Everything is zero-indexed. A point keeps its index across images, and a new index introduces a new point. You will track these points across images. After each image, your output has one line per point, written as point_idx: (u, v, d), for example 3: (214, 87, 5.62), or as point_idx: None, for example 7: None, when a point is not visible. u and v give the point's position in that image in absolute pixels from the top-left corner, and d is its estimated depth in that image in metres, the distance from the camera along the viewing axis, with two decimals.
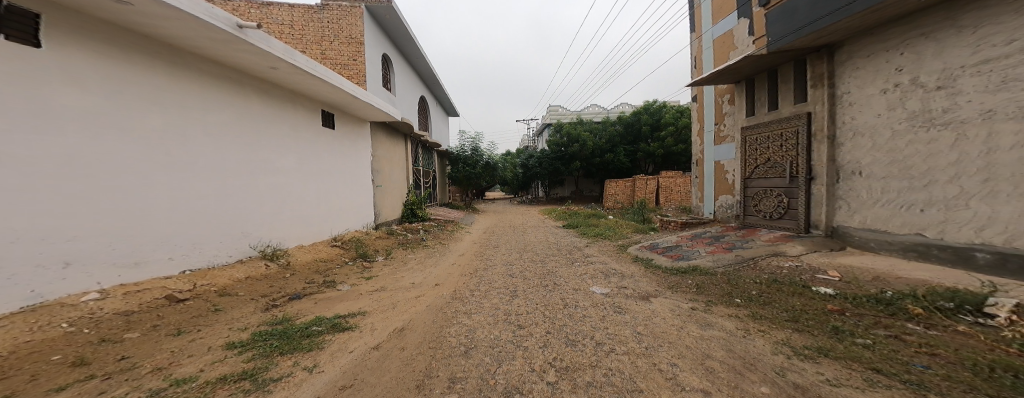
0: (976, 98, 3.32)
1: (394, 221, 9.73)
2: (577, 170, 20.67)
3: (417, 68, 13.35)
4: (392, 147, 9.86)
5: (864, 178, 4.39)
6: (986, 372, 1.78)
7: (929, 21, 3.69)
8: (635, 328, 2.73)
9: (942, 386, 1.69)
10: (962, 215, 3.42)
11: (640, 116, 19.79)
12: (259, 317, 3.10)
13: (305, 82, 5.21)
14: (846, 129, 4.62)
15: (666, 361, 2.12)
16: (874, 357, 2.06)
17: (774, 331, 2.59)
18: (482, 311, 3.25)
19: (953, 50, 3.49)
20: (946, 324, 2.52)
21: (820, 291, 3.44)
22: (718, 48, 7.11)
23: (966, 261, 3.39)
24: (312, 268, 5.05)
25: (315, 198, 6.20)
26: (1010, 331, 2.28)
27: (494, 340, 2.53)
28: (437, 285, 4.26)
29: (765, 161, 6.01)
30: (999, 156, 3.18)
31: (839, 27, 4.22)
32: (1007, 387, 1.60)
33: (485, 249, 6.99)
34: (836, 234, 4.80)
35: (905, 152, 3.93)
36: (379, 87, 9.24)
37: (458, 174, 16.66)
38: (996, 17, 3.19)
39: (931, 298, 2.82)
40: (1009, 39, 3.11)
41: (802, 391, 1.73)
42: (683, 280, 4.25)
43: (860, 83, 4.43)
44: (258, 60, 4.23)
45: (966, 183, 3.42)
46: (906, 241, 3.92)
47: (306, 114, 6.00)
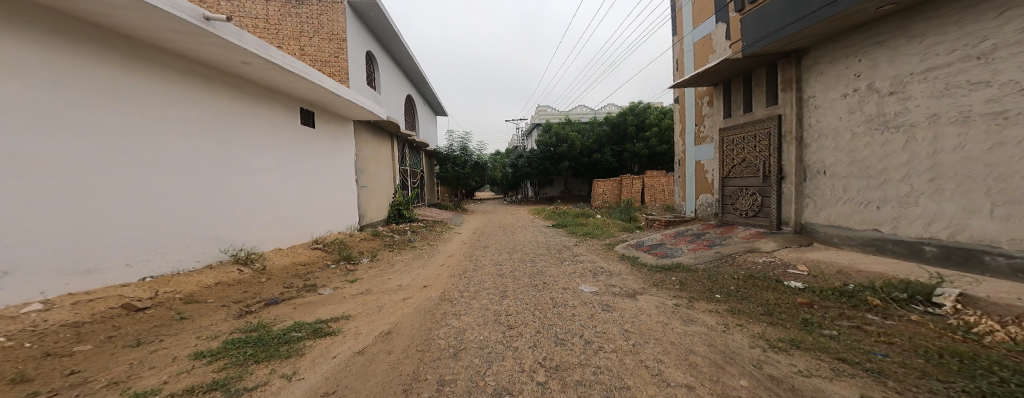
0: (924, 103, 3.56)
1: (381, 223, 9.62)
2: (565, 169, 20.91)
3: (403, 65, 13.12)
4: (377, 147, 9.70)
5: (828, 177, 4.65)
6: (936, 358, 1.93)
7: (883, 30, 3.94)
8: (622, 325, 2.80)
9: (899, 373, 1.82)
10: (912, 211, 3.68)
11: (626, 117, 20.07)
12: (231, 324, 3.01)
13: (282, 78, 5.06)
14: (813, 130, 4.87)
15: (653, 358, 2.19)
16: (839, 347, 2.19)
17: (751, 325, 2.72)
18: (471, 312, 3.25)
19: (903, 58, 3.74)
20: (900, 314, 2.71)
21: (791, 285, 3.62)
22: (698, 50, 7.36)
23: (915, 254, 3.65)
24: (291, 271, 4.94)
25: (294, 199, 6.06)
26: (956, 320, 2.48)
27: (484, 341, 2.54)
28: (425, 286, 4.24)
29: (741, 161, 6.23)
30: (943, 157, 3.43)
31: (806, 34, 4.44)
32: (954, 372, 1.76)
33: (474, 249, 6.98)
34: (804, 230, 5.06)
35: (863, 153, 4.18)
36: (364, 87, 9.14)
37: (447, 175, 16.53)
38: (940, 28, 3.44)
39: (887, 289, 3.02)
40: (951, 48, 3.36)
41: (777, 383, 1.83)
42: (667, 277, 4.38)
43: (824, 87, 4.69)
44: (230, 54, 4.09)
45: (915, 182, 3.67)
46: (865, 236, 4.18)
47: (284, 112, 5.86)
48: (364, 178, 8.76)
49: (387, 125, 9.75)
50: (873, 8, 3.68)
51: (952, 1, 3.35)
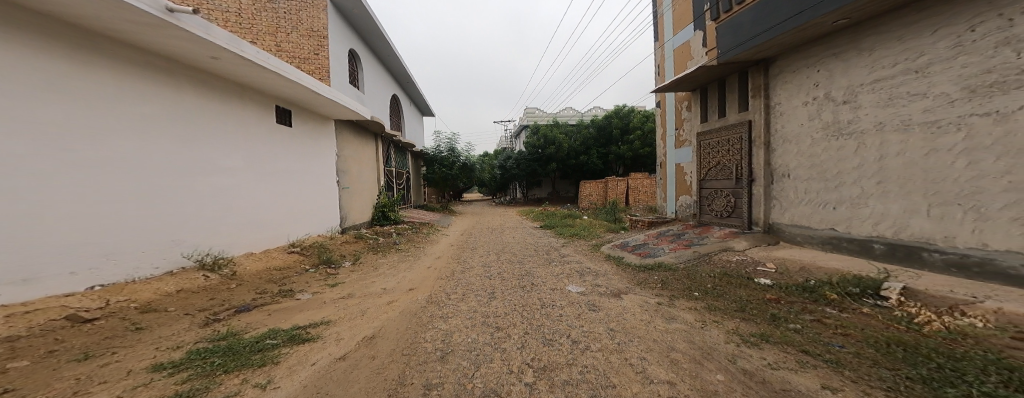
0: (872, 112, 3.84)
1: (364, 225, 9.42)
2: (553, 171, 21.13)
3: (388, 64, 12.89)
4: (360, 148, 9.48)
5: (792, 179, 4.93)
6: (884, 347, 2.10)
7: (837, 43, 4.23)
8: (608, 325, 2.86)
9: (853, 362, 1.96)
10: (862, 211, 3.96)
11: (611, 120, 20.42)
12: (196, 333, 2.87)
13: (255, 74, 4.90)
14: (778, 135, 5.15)
15: (637, 356, 2.26)
16: (803, 339, 2.33)
17: (726, 321, 2.84)
18: (458, 314, 3.24)
19: (854, 69, 4.03)
20: (853, 307, 2.92)
21: (760, 282, 3.80)
22: (677, 56, 7.62)
23: (865, 251, 3.94)
24: (264, 276, 4.76)
25: (268, 201, 5.85)
26: (900, 312, 2.71)
27: (472, 343, 2.54)
28: (411, 289, 4.19)
29: (716, 164, 6.49)
30: (888, 162, 3.70)
31: (773, 44, 4.70)
32: (901, 360, 1.92)
33: (462, 251, 6.94)
34: (772, 229, 5.32)
35: (821, 157, 4.48)
36: (347, 86, 8.96)
37: (434, 176, 16.34)
38: (884, 43, 3.73)
39: (843, 284, 3.24)
40: (894, 62, 3.63)
41: (750, 376, 1.93)
42: (650, 276, 4.50)
43: (787, 95, 4.97)
44: (196, 48, 3.94)
45: (864, 185, 3.96)
46: (823, 234, 4.47)
47: (257, 110, 5.66)
48: (346, 179, 8.55)
49: (371, 125, 9.57)
50: (832, 21, 3.96)
51: (894, 18, 3.63)
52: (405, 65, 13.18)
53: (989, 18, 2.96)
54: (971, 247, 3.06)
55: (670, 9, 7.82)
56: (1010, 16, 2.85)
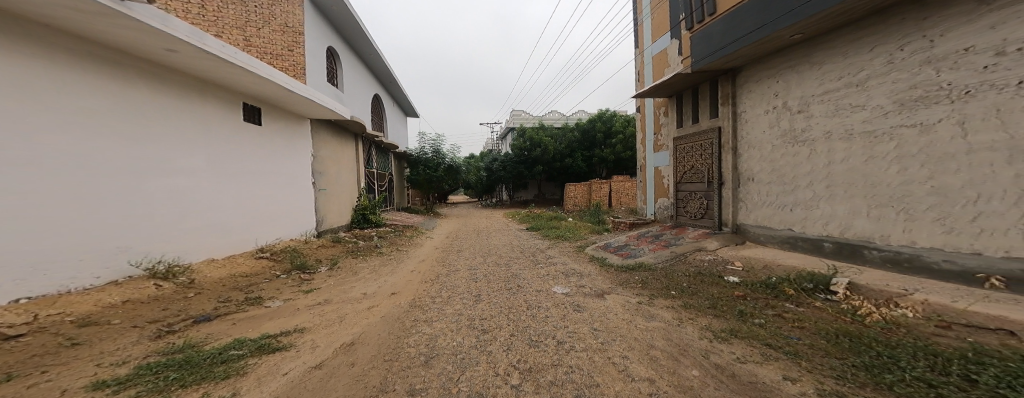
0: (822, 121, 4.24)
1: (343, 228, 9.17)
2: (539, 174, 21.35)
3: (370, 62, 12.65)
4: (339, 148, 9.23)
5: (756, 183, 5.27)
6: (835, 338, 2.39)
7: (794, 56, 4.60)
8: (593, 325, 2.93)
9: (806, 352, 2.22)
10: (815, 212, 4.35)
11: (596, 124, 20.78)
12: (146, 347, 2.65)
13: (220, 68, 4.66)
14: (743, 141, 5.50)
15: (619, 354, 2.33)
16: (766, 333, 2.53)
17: (700, 318, 2.99)
18: (443, 318, 3.23)
19: (808, 81, 4.42)
20: (808, 301, 3.25)
21: (729, 280, 4.02)
22: (655, 63, 7.94)
23: (817, 249, 4.32)
24: (228, 284, 4.51)
25: (231, 203, 5.54)
26: (846, 304, 3.06)
27: (457, 347, 2.54)
28: (394, 293, 4.13)
29: (690, 168, 6.81)
30: (835, 167, 4.11)
31: (739, 55, 5.03)
32: (848, 349, 2.22)
33: (447, 254, 6.89)
34: (739, 230, 5.64)
35: (780, 162, 4.85)
36: (324, 84, 8.72)
37: (418, 178, 15.97)
38: (832, 58, 4.11)
39: (798, 281, 3.56)
40: (839, 76, 4.02)
41: (724, 371, 2.05)
42: (632, 276, 4.65)
43: (751, 103, 5.33)
44: (152, 41, 3.67)
45: (816, 188, 4.34)
46: (782, 235, 4.84)
47: (220, 108, 5.37)
48: (323, 179, 8.27)
49: (351, 125, 9.35)
50: (788, 35, 4.29)
51: (839, 35, 4.01)
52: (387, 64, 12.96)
53: (915, 39, 3.32)
54: (902, 245, 3.44)
55: (649, 18, 8.14)
56: (932, 37, 3.20)
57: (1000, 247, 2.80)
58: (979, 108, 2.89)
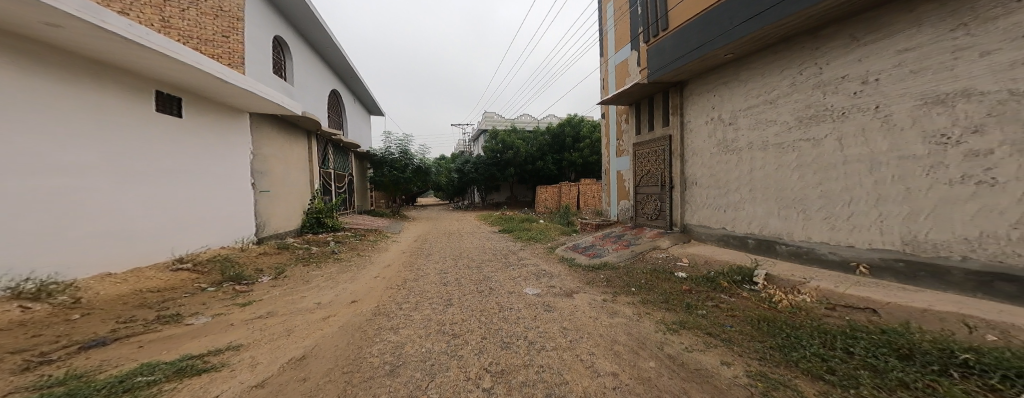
0: (745, 133, 4.90)
1: (292, 233, 8.37)
2: (512, 176, 21.36)
3: (327, 55, 11.82)
4: (288, 147, 8.40)
5: (697, 187, 5.86)
6: (757, 324, 2.81)
7: (725, 74, 5.23)
8: (561, 323, 3.04)
9: (735, 337, 2.61)
10: (741, 213, 4.98)
11: (565, 128, 20.90)
12: (11, 383, 2.09)
13: (126, 50, 3.95)
14: (688, 149, 6.07)
15: (586, 351, 2.45)
16: (706, 322, 2.88)
17: (655, 311, 3.25)
18: (410, 324, 3.13)
19: (735, 97, 5.05)
20: (736, 291, 3.71)
21: (677, 275, 4.40)
22: (617, 72, 8.40)
23: (743, 245, 4.96)
24: (130, 302, 3.73)
25: (140, 208, 4.69)
26: (765, 293, 3.56)
27: (426, 353, 2.49)
28: (355, 301, 3.92)
29: (646, 173, 7.31)
30: (755, 173, 4.77)
31: (683, 70, 5.57)
32: (766, 333, 2.66)
33: (416, 258, 6.68)
34: (685, 230, 6.16)
35: (715, 168, 5.46)
36: (269, 74, 7.95)
37: (383, 179, 15.28)
38: (753, 77, 4.77)
39: (730, 274, 4.02)
40: (758, 94, 4.70)
41: (674, 360, 2.30)
42: (597, 275, 4.88)
43: (693, 114, 5.92)
44: (23, 10, 2.99)
45: (742, 192, 4.98)
46: (717, 233, 5.43)
47: (127, 95, 4.55)
48: (267, 180, 7.44)
49: (304, 123, 8.70)
50: (722, 54, 4.85)
51: (760, 59, 4.66)
52: (347, 58, 12.22)
53: (810, 65, 4.01)
54: (801, 240, 4.16)
55: (612, 29, 8.62)
56: (821, 65, 3.90)
57: (866, 240, 3.52)
58: (852, 126, 3.62)
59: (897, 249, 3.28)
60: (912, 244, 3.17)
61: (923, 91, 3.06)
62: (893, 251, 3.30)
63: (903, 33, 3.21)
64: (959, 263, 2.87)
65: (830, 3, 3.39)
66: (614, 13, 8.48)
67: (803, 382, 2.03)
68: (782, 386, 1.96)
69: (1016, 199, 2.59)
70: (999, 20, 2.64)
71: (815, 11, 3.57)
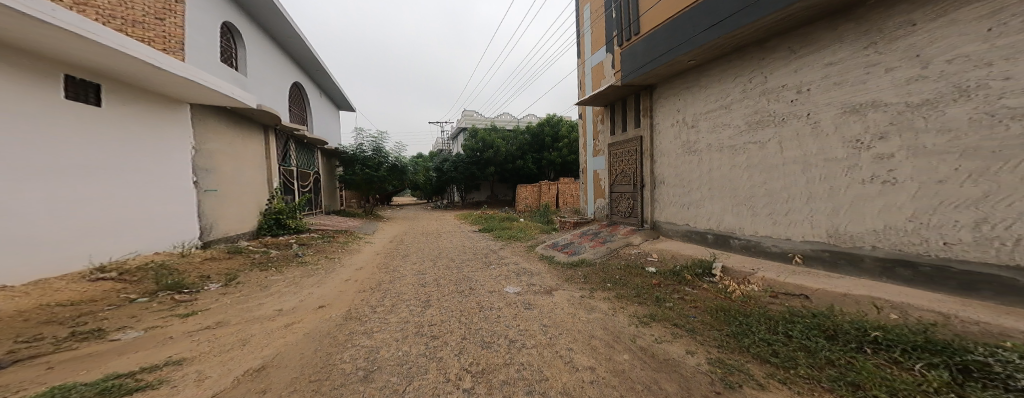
0: (704, 136, 5.26)
1: (248, 235, 7.63)
2: (492, 175, 21.10)
3: (288, 46, 10.96)
4: (242, 143, 7.63)
5: (664, 186, 6.19)
6: (716, 313, 3.04)
7: (688, 79, 5.57)
8: (541, 321, 3.07)
9: (698, 327, 2.81)
10: (701, 210, 5.36)
11: (544, 127, 21.00)
12: None
13: (24, 26, 3.29)
14: (656, 150, 6.39)
15: (565, 348, 2.50)
16: (672, 314, 3.07)
17: (629, 305, 3.39)
18: (385, 328, 3.01)
19: (695, 102, 5.41)
20: (697, 284, 3.97)
21: (648, 270, 4.63)
22: (594, 74, 8.61)
23: (701, 239, 5.34)
24: (35, 318, 3.13)
25: (48, 211, 3.93)
26: (722, 284, 3.85)
27: (402, 357, 2.41)
28: (322, 306, 3.69)
29: (620, 172, 7.57)
30: (712, 173, 5.14)
31: (650, 74, 5.86)
32: (723, 321, 2.89)
33: (390, 259, 6.43)
34: (654, 227, 6.46)
35: (679, 168, 5.80)
36: (218, 62, 7.21)
37: (355, 178, 14.51)
38: (710, 84, 5.14)
39: (693, 267, 4.29)
40: (714, 100, 5.07)
41: (646, 351, 2.43)
42: (574, 272, 4.99)
43: (660, 117, 6.25)
44: None
45: (701, 190, 5.34)
46: (681, 229, 5.79)
47: (12, 72, 3.67)
48: (215, 178, 6.61)
49: (260, 117, 8.05)
50: (686, 60, 5.15)
51: (716, 66, 5.02)
52: (311, 49, 11.38)
53: (756, 75, 4.43)
54: (749, 235, 4.57)
55: (588, 32, 8.83)
56: (766, 74, 4.33)
57: (800, 233, 3.99)
58: (789, 131, 4.07)
59: (823, 240, 3.76)
60: (835, 235, 3.65)
61: (845, 101, 3.52)
62: (821, 243, 3.78)
63: (830, 49, 3.65)
64: (869, 252, 3.36)
65: (776, 16, 3.74)
66: (590, 15, 8.67)
67: (754, 366, 2.24)
68: (740, 371, 2.15)
69: (910, 195, 3.08)
70: (902, 41, 3.10)
71: (764, 24, 3.93)
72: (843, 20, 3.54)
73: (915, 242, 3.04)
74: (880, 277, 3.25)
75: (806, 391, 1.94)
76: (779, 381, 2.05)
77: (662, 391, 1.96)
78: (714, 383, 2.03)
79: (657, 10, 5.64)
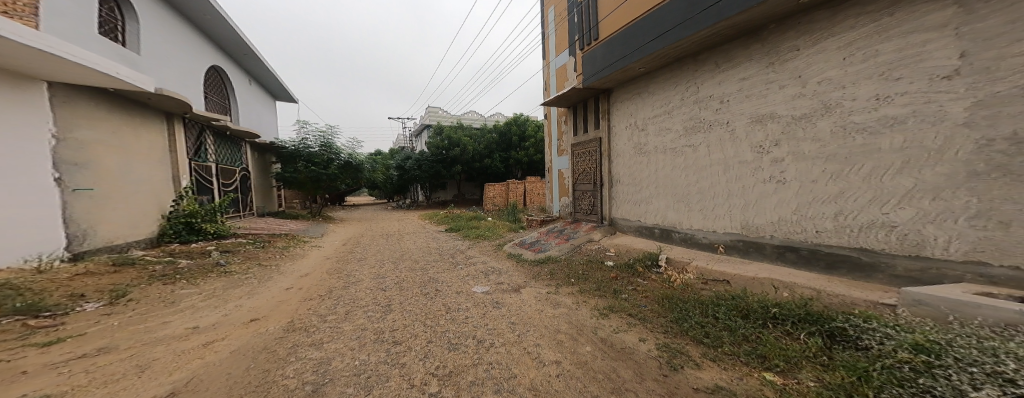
0: (651, 139, 5.74)
1: (145, 244, 6.34)
2: (458, 173, 20.38)
3: (205, 24, 9.28)
4: (132, 133, 6.27)
5: (620, 185, 6.60)
6: (662, 302, 3.32)
7: (638, 86, 6.00)
8: (510, 319, 3.05)
9: (649, 314, 3.06)
10: (648, 207, 5.83)
11: (511, 126, 20.48)
12: None
13: None
14: (613, 151, 6.77)
15: (533, 343, 2.52)
16: (625, 304, 3.30)
17: (591, 299, 3.56)
18: (338, 337, 2.72)
19: (645, 107, 5.86)
20: (646, 275, 4.33)
21: (608, 264, 4.92)
22: (558, 76, 8.76)
23: (650, 234, 5.81)
24: None
25: None
26: (665, 274, 4.26)
27: (360, 366, 2.21)
28: (254, 320, 3.21)
29: (581, 171, 7.88)
30: (657, 173, 5.63)
31: (605, 78, 6.19)
32: (667, 307, 3.17)
33: (343, 264, 5.87)
34: (613, 223, 6.84)
35: (631, 168, 6.24)
36: (93, 32, 5.76)
37: (299, 177, 12.84)
38: (656, 91, 5.60)
39: (642, 260, 4.67)
40: (660, 105, 5.53)
41: (605, 341, 2.56)
42: (542, 269, 5.06)
43: (616, 120, 6.64)
44: None
45: (649, 189, 5.81)
46: (633, 225, 6.23)
47: None
48: (90, 176, 5.30)
49: (159, 103, 6.69)
50: (638, 68, 5.53)
51: (661, 75, 5.48)
52: (235, 30, 9.76)
53: (691, 85, 4.95)
54: (686, 229, 5.10)
55: (553, 34, 9.00)
56: (698, 85, 4.85)
57: (721, 226, 4.57)
58: (713, 136, 4.63)
59: (736, 230, 4.38)
60: (746, 227, 4.27)
61: (753, 112, 4.13)
62: (735, 233, 4.39)
63: (745, 66, 4.22)
64: (769, 240, 4.00)
65: (706, 33, 4.22)
66: (554, 18, 8.84)
67: (691, 347, 2.51)
68: (680, 353, 2.38)
69: (795, 192, 3.75)
70: (791, 63, 3.74)
71: (697, 39, 4.39)
72: (754, 41, 4.12)
73: (797, 230, 3.73)
74: (780, 261, 3.88)
75: (729, 365, 2.23)
76: (710, 358, 2.32)
77: (620, 379, 2.07)
78: (661, 366, 2.23)
79: (613, 18, 5.96)
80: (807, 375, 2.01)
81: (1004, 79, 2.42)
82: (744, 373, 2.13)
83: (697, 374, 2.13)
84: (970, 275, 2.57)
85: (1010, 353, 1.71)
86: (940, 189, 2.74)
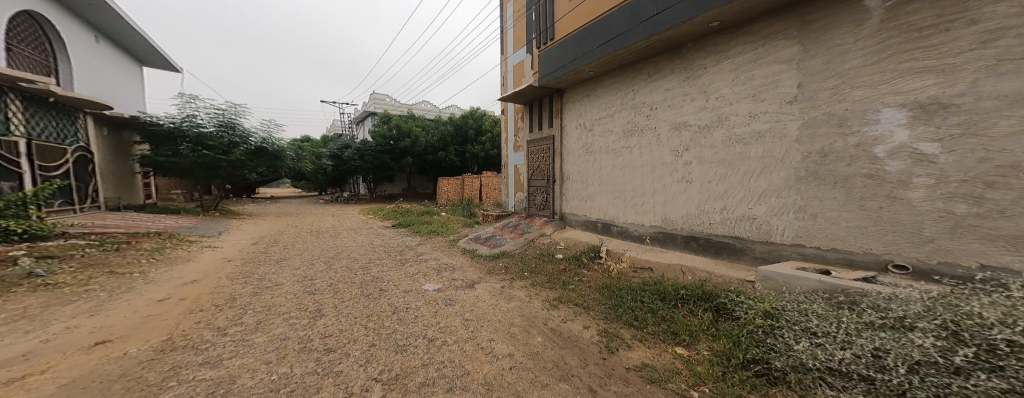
0: (596, 138, 6.07)
1: None
2: (408, 166, 19.06)
3: None
4: None
5: (569, 181, 6.85)
6: (603, 291, 3.51)
7: (587, 88, 6.27)
8: (463, 316, 2.91)
9: (591, 303, 3.23)
10: (594, 202, 6.16)
11: (468, 119, 19.65)
12: None
13: None
14: (564, 149, 6.98)
15: (486, 339, 2.43)
16: (572, 295, 3.43)
17: (544, 291, 3.62)
18: (250, 351, 2.27)
19: (592, 109, 6.15)
20: (590, 267, 4.57)
21: (557, 257, 5.09)
22: (516, 72, 8.60)
23: (594, 228, 6.15)
24: None
25: None
26: (601, 266, 4.54)
27: (279, 380, 1.86)
28: (101, 345, 2.45)
29: (535, 167, 7.97)
30: (601, 171, 5.96)
31: (556, 78, 6.33)
32: (607, 296, 3.37)
33: (256, 267, 4.95)
34: (563, 218, 7.07)
35: (580, 166, 6.52)
36: None
37: (184, 161, 10.52)
38: (601, 94, 5.92)
39: (586, 254, 4.93)
40: (604, 107, 5.86)
41: (555, 331, 2.62)
42: (496, 265, 4.97)
43: (568, 119, 6.85)
44: None
45: (594, 185, 6.14)
46: (580, 220, 6.53)
47: None
48: None
49: None
50: (587, 71, 5.75)
51: (605, 78, 5.80)
52: None
53: (628, 91, 5.33)
54: (621, 223, 5.53)
55: (511, 28, 8.83)
56: (633, 92, 5.24)
57: (647, 220, 5.05)
58: (644, 139, 5.07)
59: (655, 223, 4.91)
60: (664, 220, 4.78)
61: (671, 119, 4.62)
62: (656, 226, 4.90)
63: (667, 77, 4.69)
64: (680, 232, 4.53)
65: (643, 44, 4.56)
66: (513, 13, 8.69)
67: (624, 330, 2.71)
68: (616, 337, 2.54)
69: (696, 191, 4.31)
70: (700, 79, 4.26)
71: (637, 49, 4.72)
72: (675, 55, 4.59)
73: (694, 223, 4.35)
74: (686, 249, 4.45)
75: (653, 344, 2.45)
76: (637, 339, 2.54)
77: (566, 365, 2.11)
78: (602, 351, 2.34)
79: (567, 20, 6.10)
80: (704, 346, 2.32)
81: (818, 106, 3.16)
82: (662, 349, 2.38)
83: (629, 355, 2.29)
84: (794, 254, 3.35)
85: (812, 312, 2.20)
86: (779, 190, 3.47)
